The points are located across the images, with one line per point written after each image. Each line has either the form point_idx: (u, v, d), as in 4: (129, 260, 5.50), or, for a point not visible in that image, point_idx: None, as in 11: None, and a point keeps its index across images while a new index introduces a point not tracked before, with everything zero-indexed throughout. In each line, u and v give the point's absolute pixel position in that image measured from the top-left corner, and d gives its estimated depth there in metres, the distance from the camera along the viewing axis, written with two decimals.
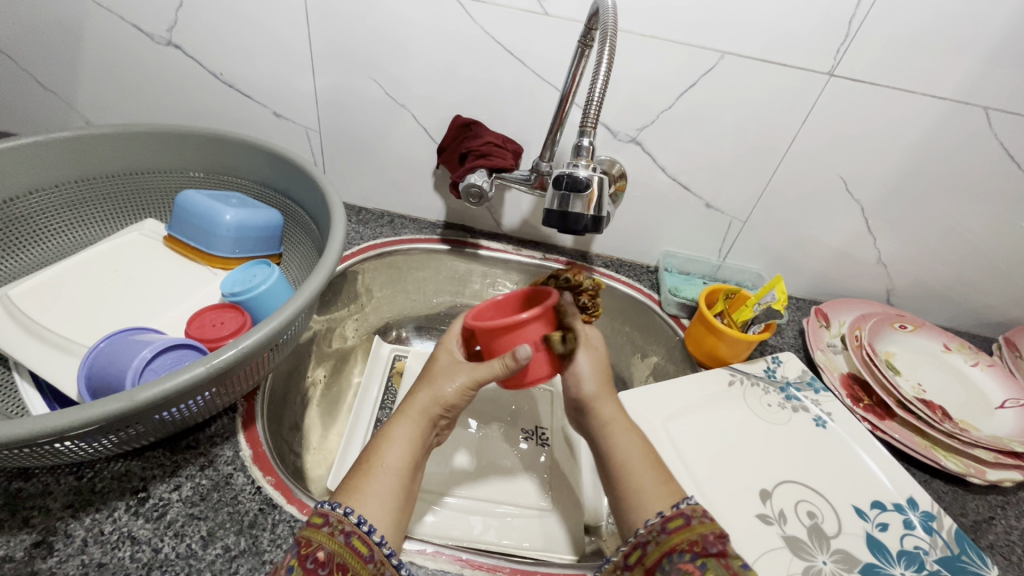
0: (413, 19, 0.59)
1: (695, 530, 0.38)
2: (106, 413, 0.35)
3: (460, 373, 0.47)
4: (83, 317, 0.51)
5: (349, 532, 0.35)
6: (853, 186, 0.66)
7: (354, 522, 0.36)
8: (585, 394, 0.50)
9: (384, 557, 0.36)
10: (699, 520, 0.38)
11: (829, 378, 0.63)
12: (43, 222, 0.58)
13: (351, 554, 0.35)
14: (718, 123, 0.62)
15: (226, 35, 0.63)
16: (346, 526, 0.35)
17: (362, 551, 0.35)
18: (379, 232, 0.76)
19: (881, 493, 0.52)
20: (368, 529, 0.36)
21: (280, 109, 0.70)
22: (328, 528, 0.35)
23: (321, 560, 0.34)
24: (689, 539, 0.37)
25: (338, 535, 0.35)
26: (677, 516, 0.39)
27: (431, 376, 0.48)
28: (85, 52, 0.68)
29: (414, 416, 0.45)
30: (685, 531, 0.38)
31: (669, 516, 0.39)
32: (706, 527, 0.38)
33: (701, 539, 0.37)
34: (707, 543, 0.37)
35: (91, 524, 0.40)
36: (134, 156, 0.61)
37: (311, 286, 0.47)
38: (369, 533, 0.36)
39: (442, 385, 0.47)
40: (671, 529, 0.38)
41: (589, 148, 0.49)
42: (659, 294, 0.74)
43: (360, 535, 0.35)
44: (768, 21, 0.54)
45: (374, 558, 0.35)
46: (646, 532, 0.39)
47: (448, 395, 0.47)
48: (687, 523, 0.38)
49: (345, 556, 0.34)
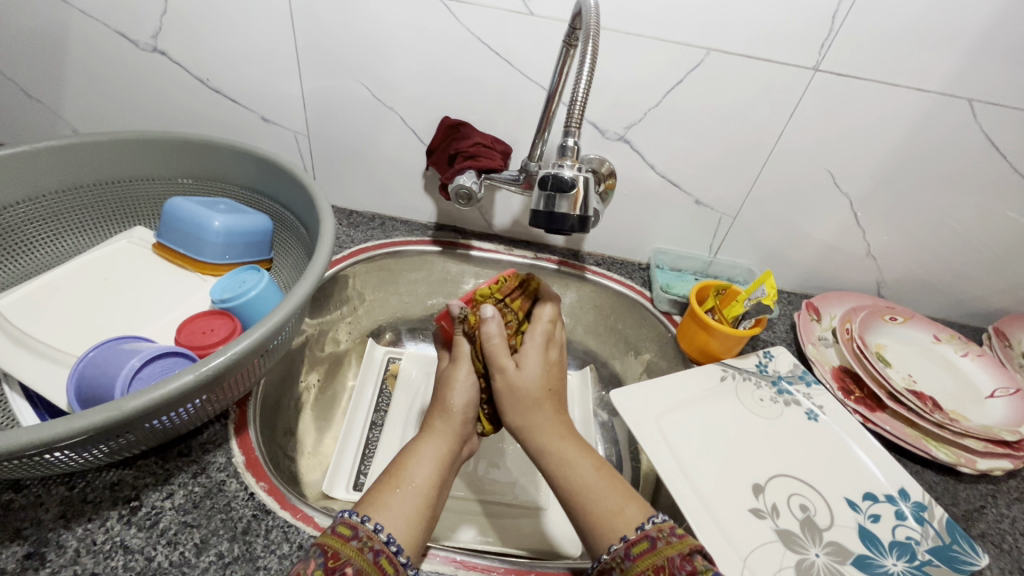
0: (397, 22, 0.59)
1: (661, 554, 0.37)
2: (92, 424, 0.35)
3: (460, 379, 0.50)
4: (74, 327, 0.51)
5: (378, 551, 0.36)
6: (841, 180, 0.66)
7: (383, 540, 0.36)
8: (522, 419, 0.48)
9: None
10: (664, 542, 0.38)
11: (821, 371, 0.63)
12: (31, 233, 0.58)
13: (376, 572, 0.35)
14: (706, 120, 0.63)
15: (212, 40, 0.63)
16: (375, 544, 0.36)
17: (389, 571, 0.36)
18: (370, 235, 0.76)
19: (873, 485, 0.53)
20: (396, 549, 0.37)
21: (268, 114, 0.70)
22: (357, 543, 0.36)
23: None
24: (655, 565, 0.37)
25: (367, 552, 0.35)
26: (642, 540, 0.38)
27: (440, 398, 0.50)
28: (70, 60, 0.68)
29: (442, 434, 0.47)
30: (650, 555, 0.37)
31: (633, 539, 0.39)
32: (672, 549, 0.37)
33: (668, 564, 0.36)
34: (674, 567, 0.36)
35: (84, 534, 0.40)
36: (121, 164, 0.60)
37: (300, 289, 0.47)
38: (395, 553, 0.36)
39: (454, 399, 0.49)
40: (635, 555, 0.38)
41: (574, 148, 0.49)
42: (651, 292, 0.75)
43: (388, 554, 0.36)
44: (752, 17, 0.54)
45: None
46: (610, 559, 0.39)
47: (458, 404, 0.49)
48: (652, 547, 0.38)
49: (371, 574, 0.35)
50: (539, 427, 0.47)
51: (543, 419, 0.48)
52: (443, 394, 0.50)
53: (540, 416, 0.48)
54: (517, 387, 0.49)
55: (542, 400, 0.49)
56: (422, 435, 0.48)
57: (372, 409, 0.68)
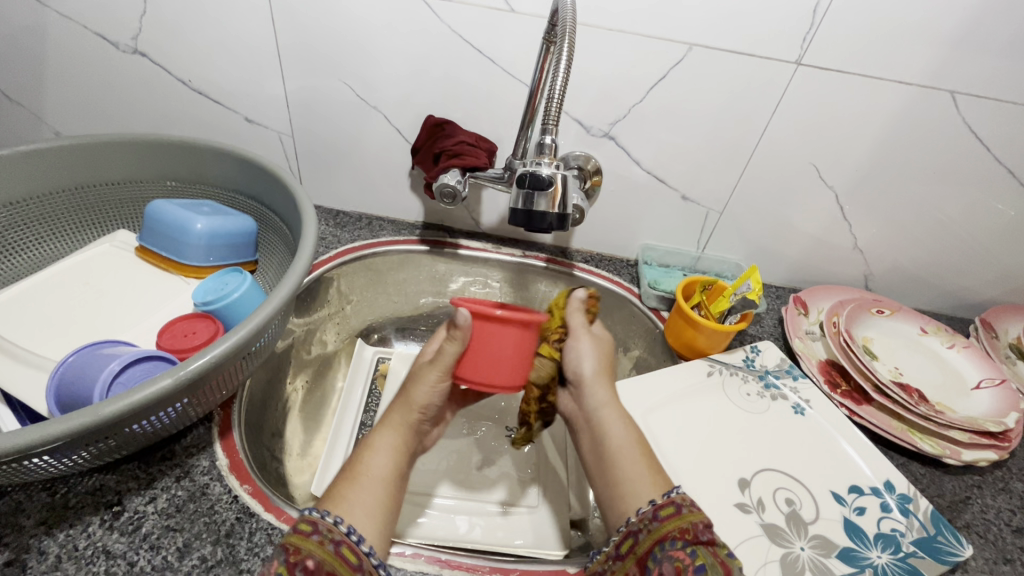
0: (378, 21, 0.59)
1: (687, 518, 0.39)
2: (70, 430, 0.35)
3: (431, 381, 0.48)
4: (55, 332, 0.50)
5: (338, 541, 0.36)
6: (826, 173, 0.66)
7: (343, 531, 0.37)
8: (583, 374, 0.52)
9: (371, 566, 0.37)
10: (688, 509, 0.40)
11: (807, 365, 0.63)
12: (13, 237, 0.57)
13: (340, 562, 0.35)
14: (690, 115, 0.62)
15: (192, 41, 0.63)
16: (335, 535, 0.36)
17: (351, 559, 0.36)
18: (357, 235, 0.75)
19: (859, 477, 0.53)
20: (357, 539, 0.37)
21: (252, 114, 0.69)
22: (317, 537, 0.36)
23: (310, 569, 0.34)
24: (681, 526, 0.39)
25: (327, 544, 0.36)
26: (668, 504, 0.40)
27: (408, 393, 0.48)
28: (51, 63, 0.67)
29: (397, 427, 0.47)
30: (677, 518, 0.39)
31: (660, 504, 0.41)
32: (696, 515, 0.39)
33: (692, 528, 0.38)
34: (698, 531, 0.38)
35: (65, 540, 0.40)
36: (103, 167, 0.60)
37: (282, 291, 0.47)
38: (357, 542, 0.37)
39: (421, 395, 0.48)
40: (663, 517, 0.40)
41: (552, 146, 0.49)
42: (639, 287, 0.75)
43: (349, 544, 0.36)
44: (732, 11, 0.54)
45: (363, 567, 0.36)
46: (637, 521, 0.41)
47: (421, 400, 0.48)
48: (678, 511, 0.40)
49: (334, 564, 0.35)
50: (603, 390, 0.51)
51: (607, 389, 0.51)
52: (409, 393, 0.48)
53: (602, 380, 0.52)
54: (596, 347, 0.53)
55: (609, 373, 0.53)
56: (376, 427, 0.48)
57: (361, 409, 0.68)
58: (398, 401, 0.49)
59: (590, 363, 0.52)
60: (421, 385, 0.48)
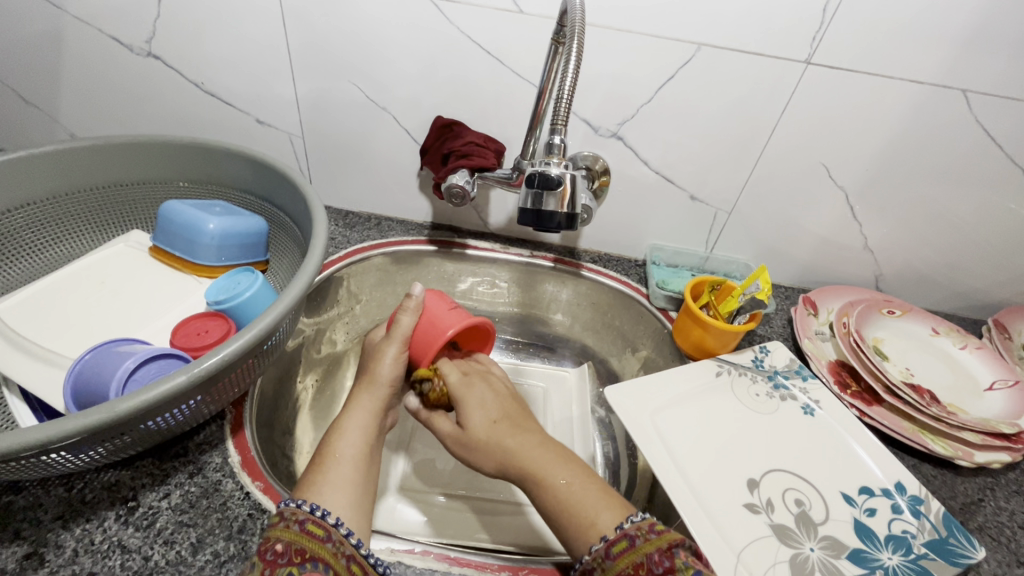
0: (387, 22, 0.59)
1: (641, 551, 0.37)
2: (88, 425, 0.36)
3: (390, 355, 0.52)
4: (70, 332, 0.51)
5: (303, 520, 0.37)
6: (835, 172, 0.66)
7: (307, 510, 0.38)
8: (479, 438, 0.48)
9: (342, 537, 0.37)
10: (643, 540, 0.38)
11: (817, 365, 0.63)
12: (30, 237, 0.58)
13: (307, 538, 0.36)
14: (698, 115, 0.62)
15: (206, 44, 0.64)
16: (300, 515, 0.37)
17: (319, 533, 0.36)
18: (366, 235, 0.76)
19: (870, 479, 0.52)
20: (322, 513, 0.38)
21: (263, 116, 0.70)
22: (284, 522, 0.37)
23: (280, 551, 0.35)
24: (634, 562, 0.37)
25: (293, 525, 0.36)
26: (621, 539, 0.39)
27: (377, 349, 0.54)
28: (67, 65, 0.68)
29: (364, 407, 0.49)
30: (629, 554, 0.38)
31: (613, 539, 0.39)
32: (650, 546, 0.38)
33: (645, 561, 0.37)
34: (652, 564, 0.37)
35: (81, 534, 0.41)
36: (118, 168, 0.61)
37: (293, 290, 0.47)
38: (322, 517, 0.38)
39: (380, 370, 0.51)
40: (615, 554, 0.38)
41: (561, 146, 0.49)
42: (647, 287, 0.74)
43: (314, 519, 0.37)
44: (742, 10, 0.54)
45: (332, 537, 0.37)
46: (591, 559, 0.39)
47: (387, 375, 0.51)
48: (631, 545, 0.38)
49: (302, 541, 0.35)
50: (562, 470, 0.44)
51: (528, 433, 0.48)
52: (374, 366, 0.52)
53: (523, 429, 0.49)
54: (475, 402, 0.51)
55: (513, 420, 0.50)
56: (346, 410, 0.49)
57: None
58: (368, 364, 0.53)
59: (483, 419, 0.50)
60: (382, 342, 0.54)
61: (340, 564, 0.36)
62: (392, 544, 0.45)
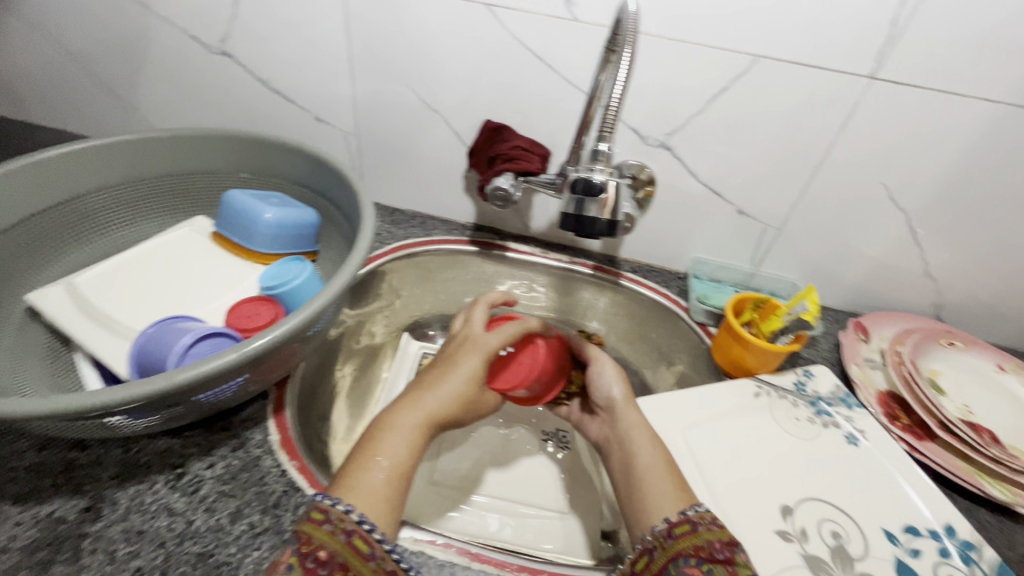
0: (444, 27, 0.61)
1: (702, 537, 0.39)
2: (147, 392, 0.39)
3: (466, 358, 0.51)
4: (135, 305, 0.55)
5: (350, 531, 0.36)
6: (896, 192, 0.63)
7: (354, 521, 0.36)
8: (613, 398, 0.55)
9: (385, 553, 0.36)
10: (705, 527, 0.40)
11: (864, 395, 0.60)
12: (107, 217, 0.63)
13: (351, 552, 0.36)
14: (751, 128, 0.61)
15: (274, 44, 0.68)
16: (347, 525, 0.36)
17: (363, 550, 0.36)
18: (410, 233, 0.78)
19: (916, 518, 0.49)
20: (369, 528, 0.36)
21: (321, 114, 0.73)
22: (329, 526, 0.36)
23: (321, 560, 0.35)
24: (695, 545, 0.39)
25: (339, 534, 0.36)
26: (684, 522, 0.41)
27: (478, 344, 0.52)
28: (150, 61, 0.74)
29: (421, 411, 0.45)
30: (691, 536, 0.39)
31: (675, 521, 0.41)
32: (713, 535, 0.39)
33: (707, 546, 0.38)
34: (713, 550, 0.38)
35: (134, 494, 0.44)
36: (186, 157, 0.65)
37: (339, 280, 0.49)
38: (370, 532, 0.36)
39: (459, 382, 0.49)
40: (677, 535, 0.40)
41: (607, 153, 0.48)
42: (687, 301, 0.73)
43: (361, 534, 0.36)
44: (802, 21, 0.53)
45: (376, 554, 0.36)
46: (652, 538, 0.41)
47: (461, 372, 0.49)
48: (694, 530, 0.40)
49: (345, 556, 0.35)
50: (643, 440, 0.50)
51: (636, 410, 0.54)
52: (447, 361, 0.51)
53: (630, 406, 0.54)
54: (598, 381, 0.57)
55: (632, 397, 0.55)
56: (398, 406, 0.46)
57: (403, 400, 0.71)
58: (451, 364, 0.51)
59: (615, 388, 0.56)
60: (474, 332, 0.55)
61: None
62: (417, 534, 0.47)
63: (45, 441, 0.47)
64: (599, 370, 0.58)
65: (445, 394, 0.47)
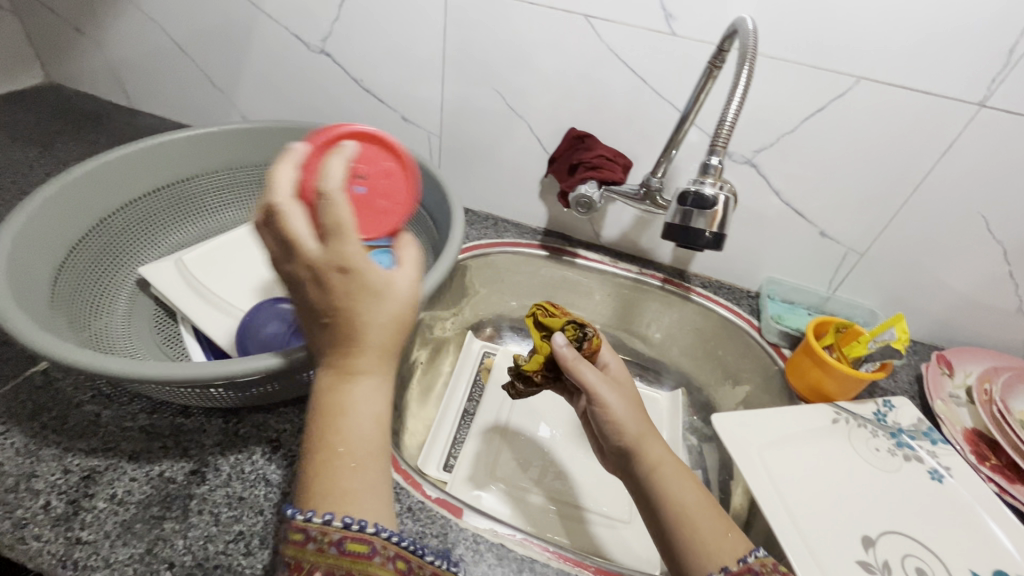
0: (540, 36, 0.63)
1: None
2: (265, 367, 0.42)
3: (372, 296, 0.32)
4: (235, 284, 0.58)
5: (339, 541, 0.29)
6: (994, 224, 0.60)
7: (340, 528, 0.30)
8: (628, 434, 0.45)
9: (387, 543, 0.31)
10: None
11: (950, 431, 0.58)
12: (209, 200, 0.68)
13: (348, 560, 0.30)
14: (844, 150, 0.60)
15: (372, 44, 0.71)
16: (333, 537, 0.29)
17: (363, 550, 0.30)
18: (482, 233, 0.79)
19: (1007, 563, 0.47)
20: (360, 526, 0.30)
21: (408, 114, 0.76)
22: (314, 543, 0.29)
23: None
24: None
25: (328, 548, 0.29)
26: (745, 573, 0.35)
27: (362, 282, 0.31)
28: (253, 57, 0.79)
29: (362, 373, 0.32)
30: None
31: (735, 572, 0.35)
32: None
33: None
34: None
35: (235, 462, 0.47)
36: (282, 148, 0.69)
37: (434, 275, 0.52)
38: (362, 530, 0.30)
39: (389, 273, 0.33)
40: None
41: (718, 166, 0.49)
42: (760, 320, 0.72)
43: (353, 536, 0.30)
44: (912, 46, 0.52)
45: (378, 548, 0.30)
46: None
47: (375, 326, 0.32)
48: None
49: (343, 564, 0.29)
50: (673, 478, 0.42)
51: (657, 439, 0.46)
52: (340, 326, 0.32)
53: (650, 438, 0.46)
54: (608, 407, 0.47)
55: (645, 420, 0.47)
56: (331, 387, 0.32)
57: (464, 401, 0.73)
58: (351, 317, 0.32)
59: (627, 421, 0.46)
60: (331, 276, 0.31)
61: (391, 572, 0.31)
62: (496, 526, 0.46)
63: (154, 405, 0.50)
64: (597, 395, 0.48)
65: (404, 303, 0.33)
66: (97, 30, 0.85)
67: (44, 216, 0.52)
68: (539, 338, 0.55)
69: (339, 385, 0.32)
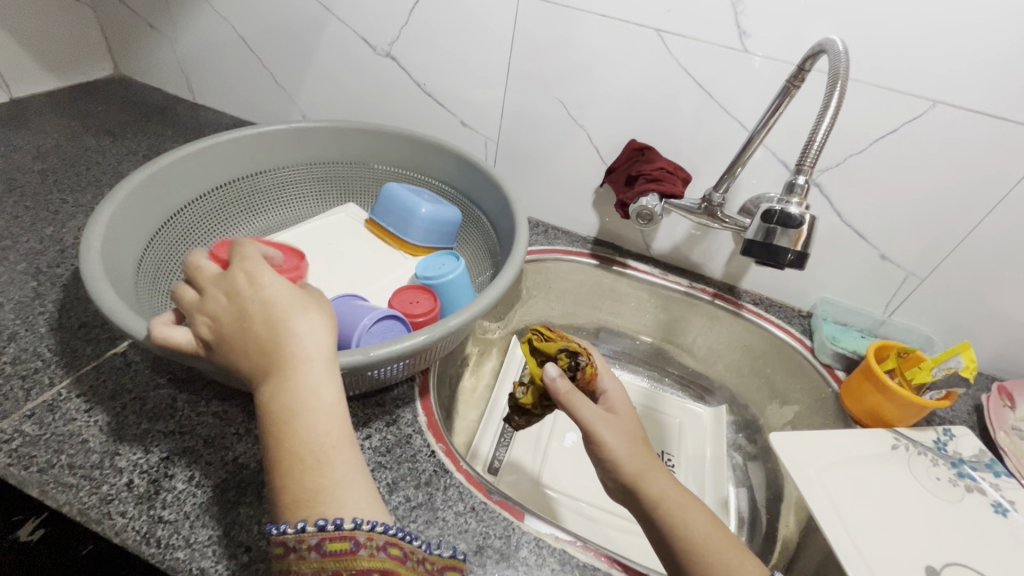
0: (609, 50, 0.64)
1: None
2: (346, 364, 0.43)
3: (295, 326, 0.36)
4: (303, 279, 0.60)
5: (318, 545, 0.31)
6: None
7: (316, 532, 0.31)
8: (625, 471, 0.42)
9: (369, 533, 0.33)
10: None
11: (1013, 464, 0.58)
12: (274, 195, 0.69)
13: (335, 559, 0.32)
14: (912, 174, 0.60)
15: (438, 50, 0.72)
16: (310, 543, 0.31)
17: (345, 548, 0.32)
18: (533, 239, 0.80)
19: None
20: (338, 523, 0.32)
21: (467, 119, 0.77)
22: (295, 554, 0.32)
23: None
24: None
25: (310, 553, 0.31)
26: None
27: (243, 301, 0.36)
28: (319, 58, 0.81)
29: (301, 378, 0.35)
30: None
31: None
32: None
33: None
34: None
35: None
36: (347, 148, 0.70)
37: (502, 280, 0.52)
38: (342, 528, 0.32)
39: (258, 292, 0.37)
40: None
41: (804, 185, 0.49)
42: (813, 341, 0.71)
43: (331, 537, 0.32)
44: (992, 74, 0.52)
45: (361, 542, 0.32)
46: None
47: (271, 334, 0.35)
48: None
49: (329, 564, 0.32)
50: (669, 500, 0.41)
51: (659, 471, 0.43)
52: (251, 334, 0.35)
53: (653, 468, 0.43)
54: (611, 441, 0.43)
55: (648, 455, 0.44)
56: (276, 393, 0.35)
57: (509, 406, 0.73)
58: (247, 348, 0.35)
59: (624, 453, 0.43)
60: (188, 317, 0.37)
61: (381, 559, 0.33)
62: (556, 530, 0.46)
63: (227, 393, 0.51)
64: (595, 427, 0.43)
65: (272, 307, 0.36)
66: (170, 27, 0.88)
67: (131, 205, 0.54)
68: (535, 366, 0.50)
69: (284, 393, 0.35)
